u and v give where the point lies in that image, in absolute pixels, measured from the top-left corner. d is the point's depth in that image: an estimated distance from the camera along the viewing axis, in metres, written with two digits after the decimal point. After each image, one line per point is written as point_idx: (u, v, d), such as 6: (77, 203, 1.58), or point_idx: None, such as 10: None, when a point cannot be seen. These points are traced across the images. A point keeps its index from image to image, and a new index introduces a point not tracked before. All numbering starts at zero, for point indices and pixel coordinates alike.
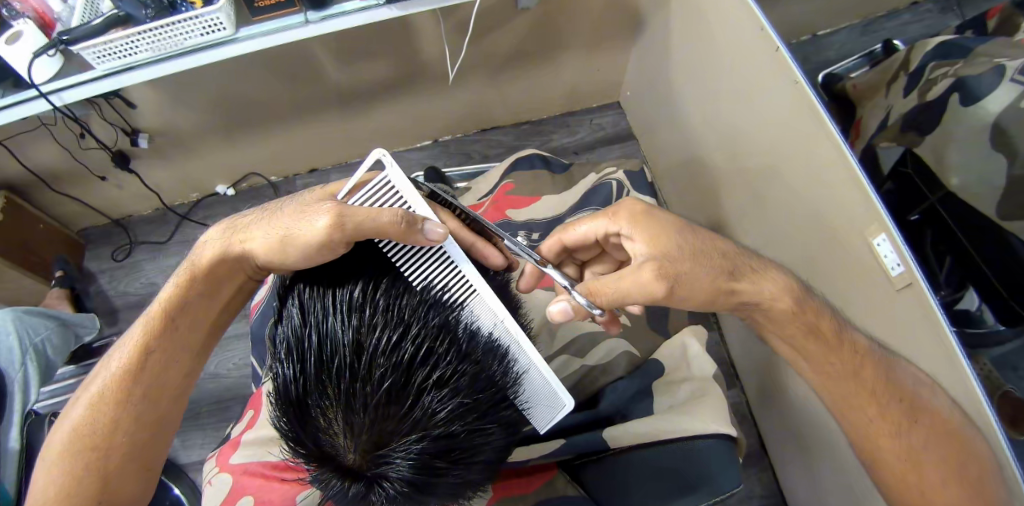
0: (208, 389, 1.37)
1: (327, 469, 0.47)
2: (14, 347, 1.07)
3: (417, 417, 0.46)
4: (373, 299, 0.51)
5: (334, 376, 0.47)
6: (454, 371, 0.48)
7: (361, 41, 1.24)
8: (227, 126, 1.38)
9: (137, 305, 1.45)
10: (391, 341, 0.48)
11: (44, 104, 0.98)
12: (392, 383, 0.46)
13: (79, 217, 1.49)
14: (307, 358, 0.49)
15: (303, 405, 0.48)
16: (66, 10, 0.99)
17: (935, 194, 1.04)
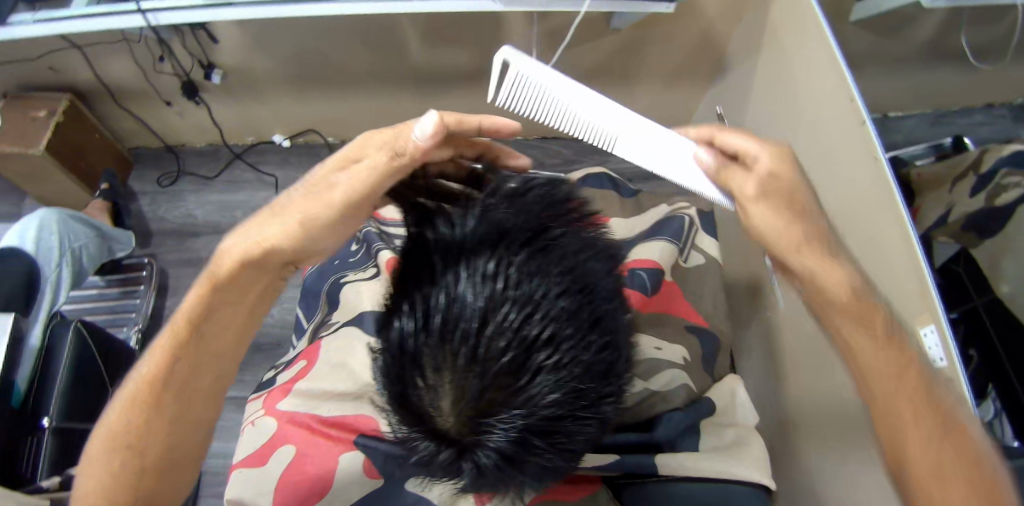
0: None
1: (422, 421, 0.46)
2: (54, 247, 1.07)
3: (531, 397, 0.44)
4: (509, 264, 0.47)
5: (454, 337, 0.44)
6: (573, 359, 0.45)
7: (451, 27, 1.25)
8: (299, 80, 1.39)
9: (173, 233, 1.48)
10: (521, 316, 0.44)
11: (138, 20, 1.00)
12: (513, 360, 0.44)
13: (136, 135, 1.51)
14: (428, 311, 0.46)
15: (414, 358, 0.45)
16: None
17: (980, 297, 1.06)
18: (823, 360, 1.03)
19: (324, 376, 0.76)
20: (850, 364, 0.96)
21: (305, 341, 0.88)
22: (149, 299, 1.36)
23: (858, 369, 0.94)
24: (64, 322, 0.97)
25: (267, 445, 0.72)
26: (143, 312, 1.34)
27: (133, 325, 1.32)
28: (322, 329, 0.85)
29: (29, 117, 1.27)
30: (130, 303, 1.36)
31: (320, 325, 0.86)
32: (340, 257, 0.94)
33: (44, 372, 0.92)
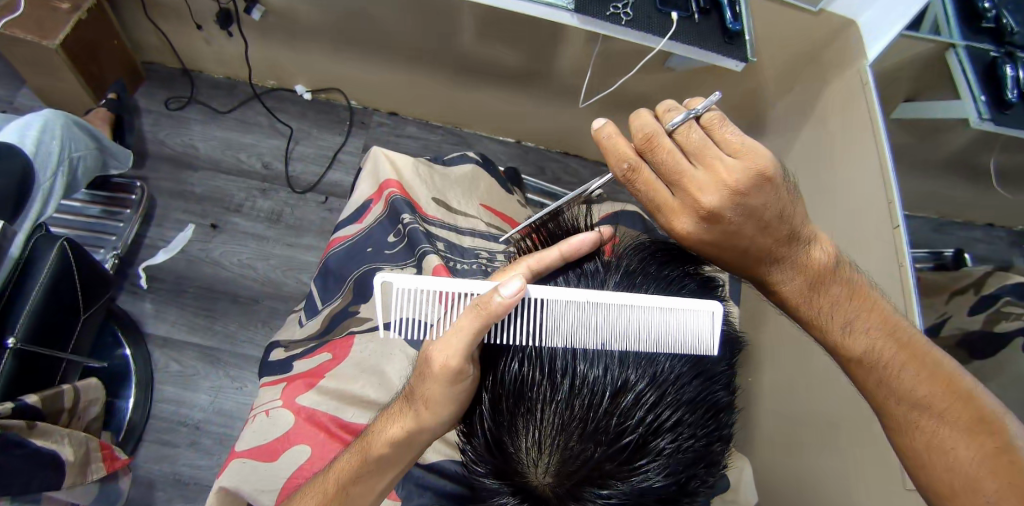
0: (204, 272, 1.33)
1: (524, 472, 0.50)
2: (54, 153, 1.01)
3: (643, 477, 0.48)
4: (642, 344, 0.51)
5: (582, 407, 0.48)
6: (685, 449, 0.49)
7: (511, 25, 1.22)
8: (340, 38, 1.32)
9: (170, 160, 1.41)
10: (652, 399, 0.49)
11: None
12: (636, 438, 0.48)
13: (154, 50, 1.42)
14: (560, 371, 0.50)
15: (536, 413, 0.49)
16: None
17: None
18: (800, 443, 1.02)
19: (351, 378, 0.79)
20: (828, 451, 0.95)
21: (318, 325, 0.88)
22: (133, 225, 1.31)
23: (823, 450, 0.96)
24: (48, 236, 0.89)
25: (280, 441, 0.74)
26: (123, 238, 1.28)
27: (110, 248, 1.26)
28: (354, 324, 0.83)
29: (49, 6, 1.15)
30: (111, 225, 1.30)
31: (341, 314, 0.85)
32: (374, 244, 0.89)
33: (20, 287, 0.84)
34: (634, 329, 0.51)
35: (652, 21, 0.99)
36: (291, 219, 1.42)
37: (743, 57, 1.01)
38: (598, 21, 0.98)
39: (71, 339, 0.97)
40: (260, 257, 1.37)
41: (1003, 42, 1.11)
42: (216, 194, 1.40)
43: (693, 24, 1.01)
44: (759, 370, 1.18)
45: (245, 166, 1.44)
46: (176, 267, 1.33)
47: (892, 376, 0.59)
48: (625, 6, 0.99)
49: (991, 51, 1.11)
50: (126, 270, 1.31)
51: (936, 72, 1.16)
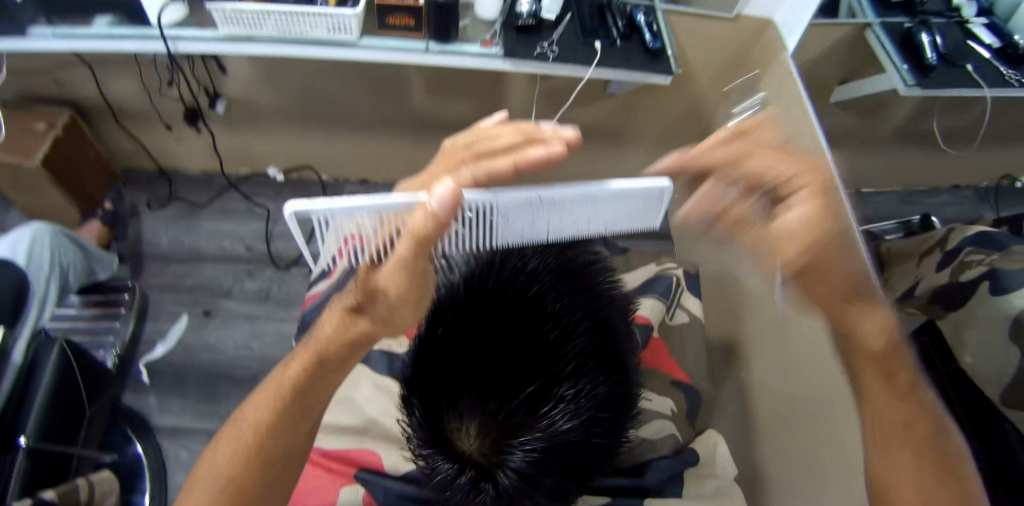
0: (204, 360, 1.36)
1: (457, 441, 0.63)
2: (45, 261, 1.06)
3: (547, 423, 0.62)
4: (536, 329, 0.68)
5: (491, 378, 0.64)
6: (578, 402, 0.64)
7: (457, 79, 1.32)
8: (299, 117, 1.41)
9: (161, 258, 1.46)
10: (542, 366, 0.65)
11: (160, 46, 0.96)
12: (533, 394, 0.64)
13: (129, 156, 1.51)
14: (476, 355, 0.65)
15: (459, 390, 0.64)
16: None
17: (945, 367, 0.94)
18: (791, 423, 1.01)
19: None
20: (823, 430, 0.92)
21: None
22: (129, 323, 1.36)
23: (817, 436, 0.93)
24: (47, 339, 0.93)
25: None
26: (121, 336, 1.34)
27: (109, 348, 1.31)
28: None
29: (25, 128, 1.23)
30: (106, 326, 1.35)
31: None
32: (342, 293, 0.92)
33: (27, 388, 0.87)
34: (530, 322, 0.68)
35: (579, 52, 1.07)
36: (279, 294, 1.46)
37: (668, 70, 1.09)
38: (528, 61, 1.06)
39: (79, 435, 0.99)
40: (255, 336, 1.40)
41: (915, 12, 1.17)
42: (207, 282, 1.45)
43: (616, 48, 1.10)
44: (751, 360, 1.19)
45: (230, 252, 1.50)
46: (175, 359, 1.35)
47: (887, 458, 0.67)
48: (552, 44, 1.07)
49: (905, 22, 1.17)
50: (127, 369, 1.32)
51: (861, 55, 1.21)
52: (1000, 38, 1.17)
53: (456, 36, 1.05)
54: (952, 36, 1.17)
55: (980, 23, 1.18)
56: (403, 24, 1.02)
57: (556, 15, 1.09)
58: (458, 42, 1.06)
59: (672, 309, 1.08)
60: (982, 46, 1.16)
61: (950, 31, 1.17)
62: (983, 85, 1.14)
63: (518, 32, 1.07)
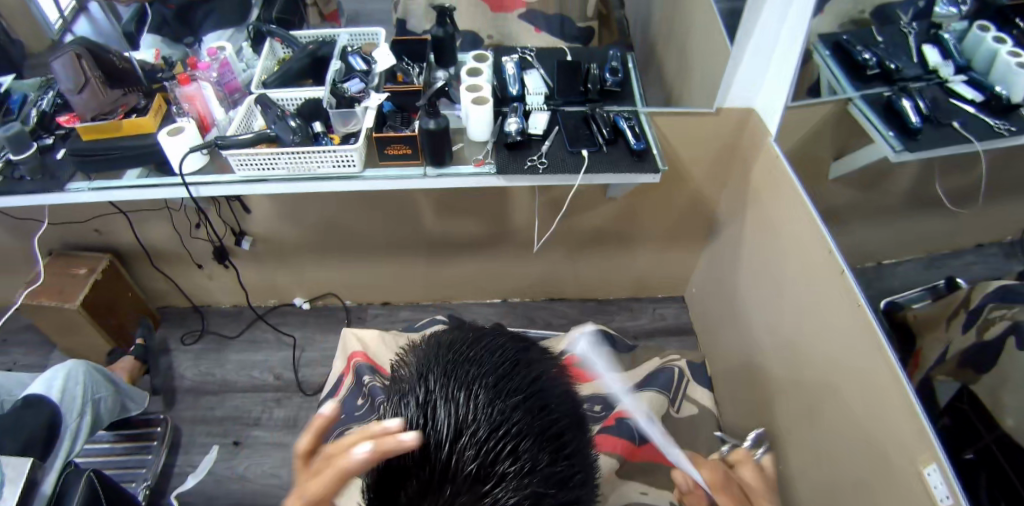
0: (232, 490, 1.32)
1: None
2: (78, 396, 1.12)
3: (491, 502, 0.47)
4: (475, 392, 0.52)
5: (428, 459, 0.49)
6: (527, 464, 0.49)
7: (463, 198, 1.40)
8: (319, 247, 1.51)
9: (192, 390, 1.50)
10: (482, 434, 0.49)
11: (182, 191, 1.07)
12: (475, 468, 0.48)
13: (165, 295, 1.61)
14: (406, 436, 0.51)
15: (391, 470, 0.50)
16: (227, 119, 1.13)
17: (988, 432, 0.89)
18: None
19: None
20: None
21: None
22: (161, 455, 1.36)
23: None
24: (77, 470, 0.95)
25: None
26: (153, 468, 1.33)
27: (141, 481, 1.30)
28: None
29: (70, 275, 1.36)
30: (139, 459, 1.35)
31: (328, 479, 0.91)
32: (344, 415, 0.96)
33: None
34: (467, 386, 0.53)
35: (567, 163, 1.13)
36: (306, 421, 1.45)
37: (655, 169, 1.12)
38: (520, 175, 1.12)
39: None
40: (283, 465, 1.37)
41: (894, 80, 1.24)
42: (236, 413, 1.46)
43: (605, 154, 1.15)
44: (788, 455, 1.13)
45: (258, 380, 1.52)
46: (205, 491, 1.32)
47: None
48: (541, 157, 1.14)
49: (885, 91, 1.23)
50: (159, 501, 1.31)
51: (847, 130, 1.24)
52: (982, 91, 1.21)
53: (451, 158, 1.14)
54: (935, 96, 1.22)
55: (959, 81, 1.24)
56: (401, 153, 1.11)
57: (542, 130, 1.17)
58: (454, 164, 1.15)
59: (676, 403, 1.09)
60: (967, 102, 1.20)
61: (932, 92, 1.22)
62: (975, 139, 1.17)
63: (508, 149, 1.15)
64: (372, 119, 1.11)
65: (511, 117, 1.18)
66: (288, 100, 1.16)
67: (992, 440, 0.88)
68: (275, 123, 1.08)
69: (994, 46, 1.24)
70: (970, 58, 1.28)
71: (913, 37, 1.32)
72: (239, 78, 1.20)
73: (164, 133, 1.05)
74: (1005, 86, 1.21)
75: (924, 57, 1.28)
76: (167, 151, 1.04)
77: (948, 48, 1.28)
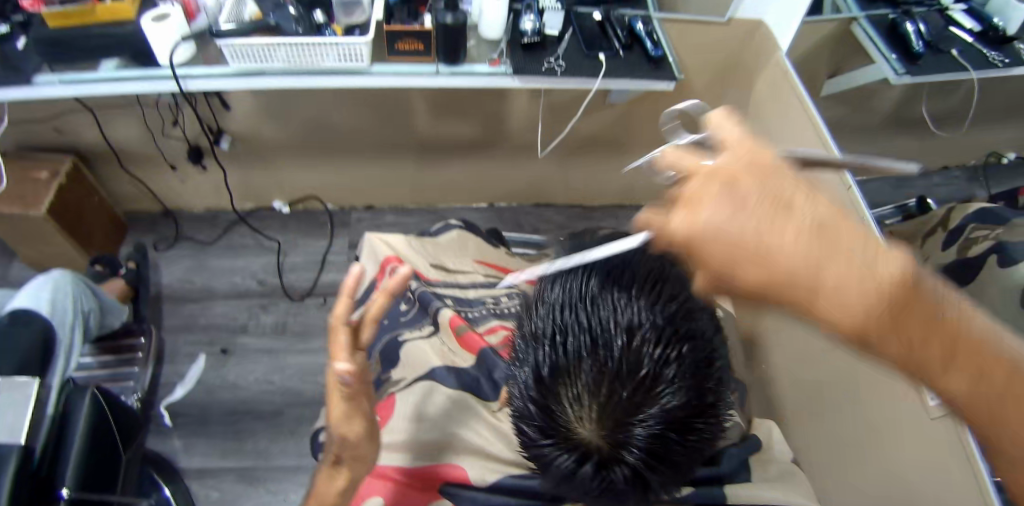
0: (226, 397, 1.33)
1: (571, 427, 0.50)
2: (69, 309, 1.05)
3: (662, 401, 0.50)
4: (638, 299, 0.56)
5: (603, 358, 0.51)
6: (689, 367, 0.52)
7: (461, 100, 1.34)
8: (304, 148, 1.42)
9: (176, 297, 1.44)
10: (654, 338, 0.52)
11: (171, 84, 0.97)
12: (649, 369, 0.50)
13: (133, 200, 1.49)
14: (569, 336, 0.53)
15: (556, 368, 0.52)
16: (216, 4, 0.99)
17: None
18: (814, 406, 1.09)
19: (399, 430, 0.78)
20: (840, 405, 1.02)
21: None
22: (148, 368, 1.31)
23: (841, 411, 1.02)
24: (78, 388, 0.84)
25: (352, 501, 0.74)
26: (141, 382, 1.28)
27: (131, 393, 1.25)
28: (388, 387, 0.86)
29: (30, 178, 1.22)
30: (125, 372, 1.29)
31: (379, 383, 0.88)
32: (389, 317, 0.96)
33: (62, 443, 0.78)
34: (630, 295, 0.56)
35: (584, 65, 1.09)
36: (297, 327, 1.44)
37: (671, 76, 1.10)
38: (537, 77, 1.08)
39: (120, 480, 0.92)
40: (276, 370, 1.37)
41: (898, 3, 1.23)
42: (223, 320, 1.43)
43: (620, 59, 1.12)
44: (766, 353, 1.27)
45: (242, 287, 1.48)
46: (196, 399, 1.32)
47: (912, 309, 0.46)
48: (557, 59, 1.09)
49: (889, 13, 1.22)
50: (149, 412, 1.29)
51: (848, 47, 1.28)
52: (980, 22, 1.21)
53: (465, 57, 1.07)
54: (935, 23, 1.22)
55: (959, 9, 1.23)
56: (413, 49, 1.04)
57: (558, 31, 1.12)
58: (467, 63, 1.08)
59: None
60: (964, 30, 1.21)
61: (932, 18, 1.22)
62: (970, 68, 1.17)
63: (524, 50, 1.09)
64: (382, 11, 1.03)
65: (527, 14, 1.11)
66: None
67: None
68: (274, 12, 0.98)
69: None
70: None
71: None
72: None
73: (149, 19, 0.92)
74: (1002, 19, 1.20)
75: None
76: (154, 42, 0.93)
77: None
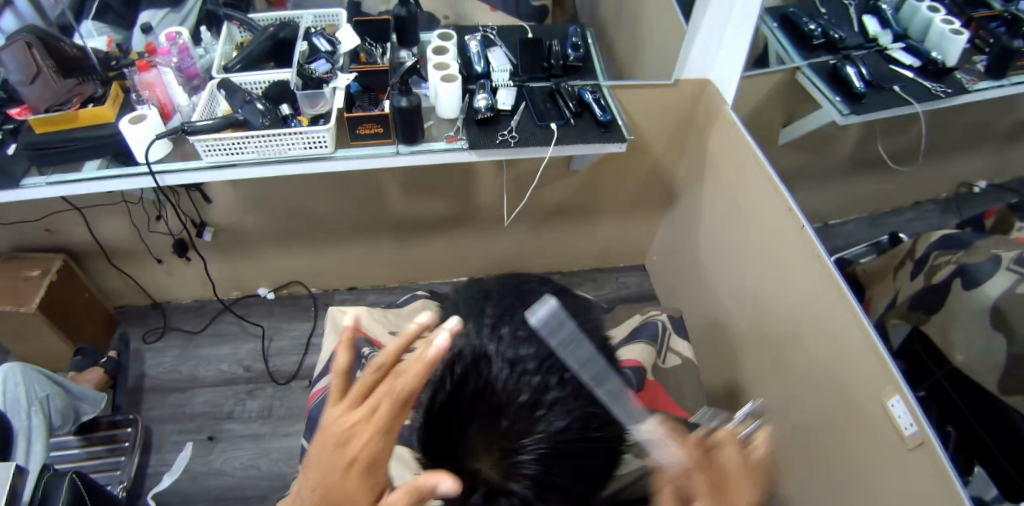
0: (211, 485, 1.29)
1: (466, 459, 0.52)
2: (21, 398, 1.06)
3: (544, 425, 0.53)
4: (523, 337, 0.58)
5: (489, 394, 0.54)
6: (572, 393, 0.56)
7: (430, 178, 1.41)
8: (284, 234, 1.47)
9: (160, 389, 1.44)
10: (534, 368, 0.56)
11: (147, 180, 1.03)
12: (529, 398, 0.54)
13: (122, 295, 1.53)
14: (459, 376, 0.55)
15: (448, 405, 0.54)
16: (190, 104, 1.07)
17: (941, 370, 0.99)
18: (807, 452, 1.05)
19: None
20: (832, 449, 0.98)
21: None
22: (135, 456, 1.29)
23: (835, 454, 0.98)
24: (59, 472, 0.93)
25: None
26: (127, 470, 1.27)
27: (117, 483, 1.25)
28: None
29: (22, 277, 1.26)
30: (111, 462, 1.29)
31: None
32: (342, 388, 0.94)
33: None
34: (516, 333, 0.59)
35: (536, 136, 1.16)
36: (282, 410, 1.43)
37: (621, 138, 1.16)
38: (492, 149, 1.14)
39: None
40: (261, 455, 1.35)
41: (839, 49, 1.29)
42: (209, 408, 1.42)
43: (571, 126, 1.18)
44: (755, 401, 1.24)
45: (229, 374, 1.48)
46: (182, 488, 1.29)
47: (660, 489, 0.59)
48: (511, 131, 1.16)
49: (830, 59, 1.28)
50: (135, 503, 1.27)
51: (799, 94, 1.33)
52: (919, 57, 1.26)
53: (422, 136, 1.14)
54: (876, 63, 1.26)
55: (898, 47, 1.29)
56: (373, 133, 1.10)
57: (510, 105, 1.19)
58: (425, 142, 1.15)
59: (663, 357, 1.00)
60: (905, 67, 1.25)
61: (873, 59, 1.27)
62: (913, 101, 1.19)
63: (478, 126, 1.17)
64: (343, 100, 1.10)
65: (480, 93, 1.19)
66: (251, 84, 1.13)
67: (944, 376, 0.99)
68: (243, 106, 1.06)
69: (929, 15, 1.29)
70: (906, 27, 1.33)
71: (855, 8, 1.37)
72: (198, 63, 1.13)
73: (125, 120, 1.00)
74: (940, 52, 1.26)
75: (864, 26, 1.33)
76: (130, 140, 0.99)
77: (886, 17, 1.33)
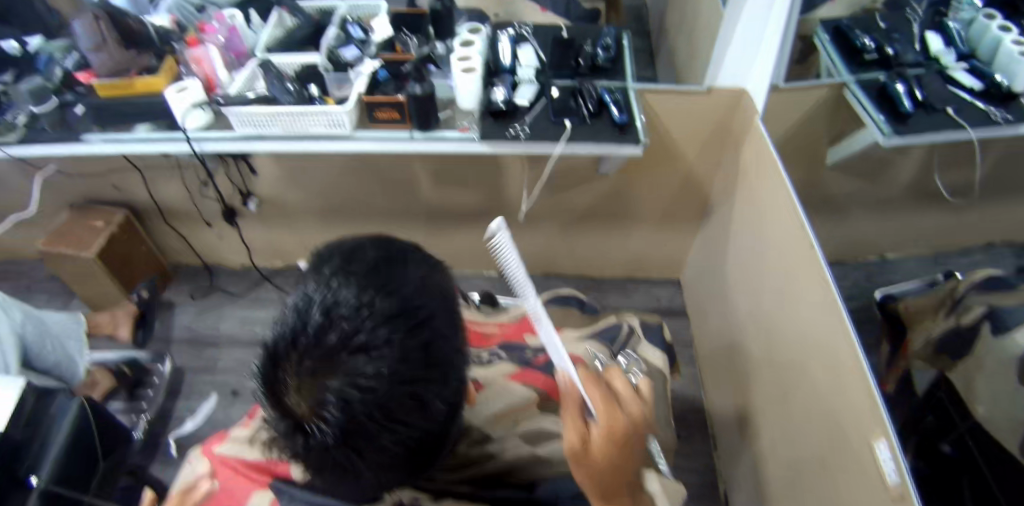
0: None
1: (286, 396, 0.51)
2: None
3: (353, 370, 0.49)
4: (352, 279, 0.52)
5: (303, 338, 0.50)
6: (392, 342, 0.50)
7: (456, 170, 1.44)
8: (322, 212, 1.57)
9: (197, 341, 1.59)
10: (349, 311, 0.50)
11: (186, 146, 1.15)
12: (338, 340, 0.49)
13: (179, 254, 1.72)
14: (286, 317, 0.52)
15: (272, 353, 0.52)
16: (230, 80, 1.19)
17: (964, 423, 0.93)
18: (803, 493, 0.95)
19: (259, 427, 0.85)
20: (824, 491, 0.89)
21: None
22: (159, 396, 1.46)
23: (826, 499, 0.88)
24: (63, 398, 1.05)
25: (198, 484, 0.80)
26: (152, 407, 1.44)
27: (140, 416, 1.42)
28: None
29: (87, 226, 1.47)
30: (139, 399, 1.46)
31: None
32: None
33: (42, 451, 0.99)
34: (344, 274, 0.52)
35: (550, 131, 1.16)
36: None
37: (637, 140, 1.13)
38: (504, 142, 1.16)
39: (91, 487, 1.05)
40: None
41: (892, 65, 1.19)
42: (236, 365, 1.54)
43: (588, 125, 1.17)
44: (760, 433, 1.14)
45: (261, 336, 1.60)
46: (203, 432, 1.41)
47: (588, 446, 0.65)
48: (524, 126, 1.17)
49: (881, 75, 1.17)
50: (157, 443, 1.41)
51: (845, 115, 1.22)
52: (982, 79, 1.14)
53: (438, 123, 1.17)
54: (931, 83, 1.15)
55: (961, 67, 1.17)
56: (390, 118, 1.15)
57: (528, 100, 1.19)
58: (441, 129, 1.18)
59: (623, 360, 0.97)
60: (964, 89, 1.13)
61: (929, 79, 1.16)
62: (967, 126, 1.08)
63: (493, 118, 1.18)
64: (364, 85, 1.16)
65: (499, 87, 1.21)
66: (288, 65, 1.23)
67: (968, 431, 0.92)
68: (274, 84, 1.15)
69: (999, 35, 1.17)
70: (973, 48, 1.22)
71: (918, 24, 1.27)
72: (247, 43, 1.26)
73: (170, 89, 1.12)
74: (1006, 76, 1.14)
75: (926, 43, 1.23)
76: (174, 107, 1.11)
77: (951, 35, 1.23)
